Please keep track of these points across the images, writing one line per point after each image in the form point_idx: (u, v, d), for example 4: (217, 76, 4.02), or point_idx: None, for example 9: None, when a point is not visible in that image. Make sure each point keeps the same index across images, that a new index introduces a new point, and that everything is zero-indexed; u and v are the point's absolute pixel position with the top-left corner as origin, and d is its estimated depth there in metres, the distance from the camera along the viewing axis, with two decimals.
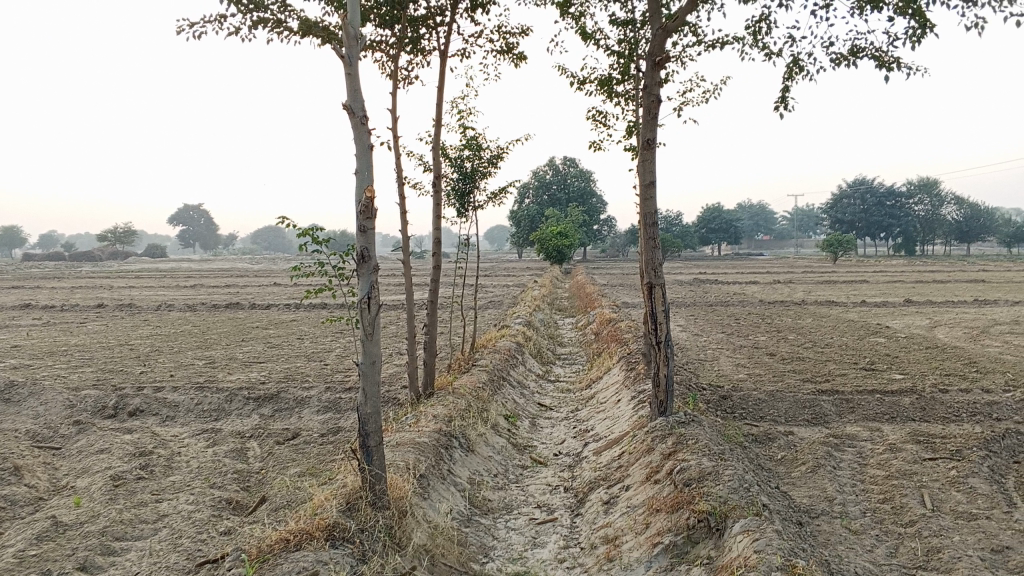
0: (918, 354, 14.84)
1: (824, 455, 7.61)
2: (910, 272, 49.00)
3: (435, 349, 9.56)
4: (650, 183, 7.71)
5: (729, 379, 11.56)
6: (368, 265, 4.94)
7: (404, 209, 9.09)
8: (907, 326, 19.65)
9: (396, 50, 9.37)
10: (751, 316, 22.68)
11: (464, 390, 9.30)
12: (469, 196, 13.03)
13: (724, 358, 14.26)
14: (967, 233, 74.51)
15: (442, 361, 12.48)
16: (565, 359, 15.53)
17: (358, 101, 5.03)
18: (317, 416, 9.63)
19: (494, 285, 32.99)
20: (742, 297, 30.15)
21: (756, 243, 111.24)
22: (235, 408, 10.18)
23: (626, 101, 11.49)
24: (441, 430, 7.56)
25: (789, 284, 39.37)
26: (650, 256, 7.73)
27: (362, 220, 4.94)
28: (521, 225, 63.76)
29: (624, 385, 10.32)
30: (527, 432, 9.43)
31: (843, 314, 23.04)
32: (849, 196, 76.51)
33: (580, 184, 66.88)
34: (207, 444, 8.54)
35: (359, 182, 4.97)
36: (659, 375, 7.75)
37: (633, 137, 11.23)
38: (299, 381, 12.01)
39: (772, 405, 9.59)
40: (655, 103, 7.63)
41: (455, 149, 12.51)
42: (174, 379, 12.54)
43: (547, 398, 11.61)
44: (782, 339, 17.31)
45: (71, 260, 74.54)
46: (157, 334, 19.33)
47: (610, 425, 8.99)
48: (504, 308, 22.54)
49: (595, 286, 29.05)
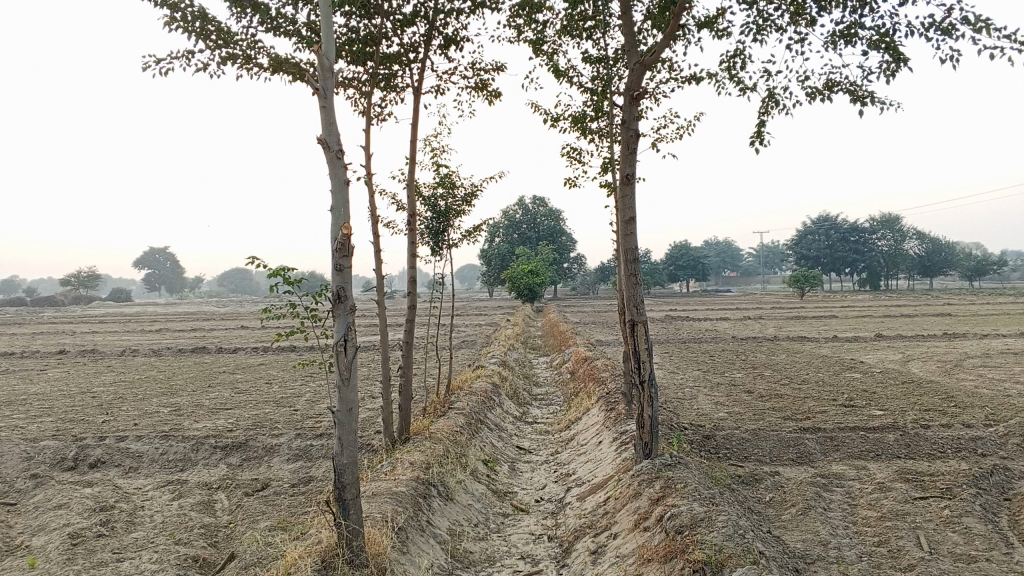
0: (895, 389, 14.80)
1: (813, 495, 7.42)
2: (877, 307, 49.55)
3: (411, 393, 9.27)
4: (631, 218, 7.55)
5: (710, 418, 11.38)
6: (344, 306, 4.69)
7: (378, 248, 8.86)
8: (881, 361, 19.68)
9: (369, 86, 9.22)
10: (725, 353, 22.63)
11: (441, 434, 9.02)
12: (443, 234, 12.83)
13: (702, 396, 14.10)
14: (930, 268, 75.67)
15: (417, 404, 12.18)
16: (541, 399, 15.28)
17: (333, 134, 4.81)
18: (288, 465, 9.28)
19: (466, 325, 32.71)
20: (715, 334, 30.15)
21: (724, 280, 112.18)
22: (202, 457, 9.79)
23: (601, 138, 11.42)
24: (419, 478, 7.26)
25: (759, 320, 39.49)
26: (632, 293, 7.55)
27: (338, 258, 4.69)
28: (492, 265, 63.64)
29: (604, 426, 10.09)
30: (507, 477, 9.15)
31: (816, 349, 23.07)
32: (814, 233, 77.53)
33: (550, 224, 67.05)
34: (172, 496, 8.17)
35: (335, 218, 4.73)
36: (643, 415, 7.54)
37: (609, 173, 11.14)
38: (269, 427, 11.64)
39: (756, 444, 9.41)
40: (635, 137, 7.52)
41: (428, 187, 12.34)
42: (137, 428, 12.09)
43: (526, 441, 11.34)
44: (758, 375, 17.21)
45: (33, 305, 73.09)
46: (121, 380, 18.77)
47: (592, 468, 8.74)
48: (478, 348, 22.26)
49: (568, 325, 28.90)
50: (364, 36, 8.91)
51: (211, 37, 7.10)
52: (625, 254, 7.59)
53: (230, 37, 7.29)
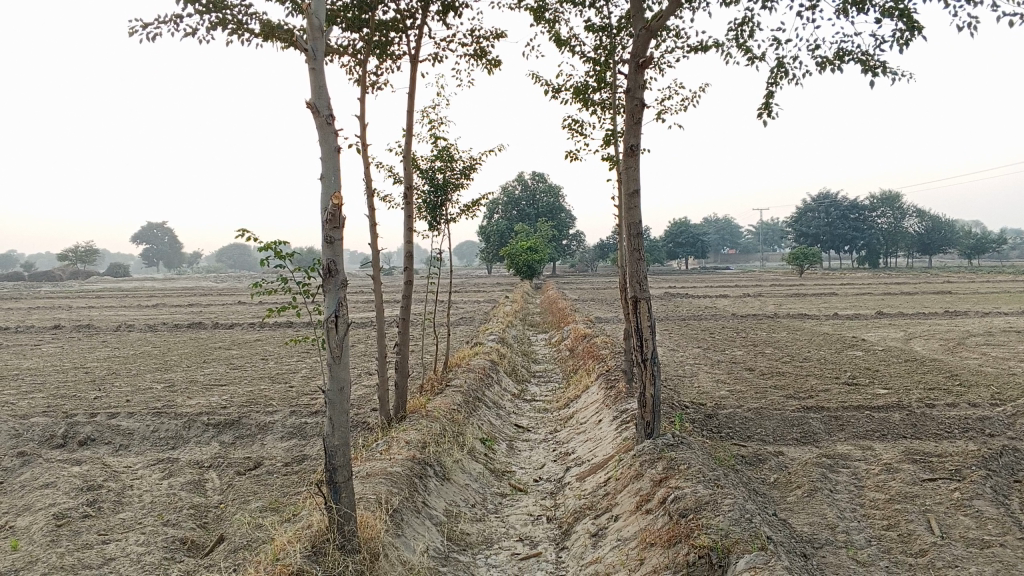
0: (898, 367, 14.61)
1: (819, 476, 7.24)
2: (877, 284, 49.36)
3: (407, 370, 9.07)
4: (635, 191, 7.31)
5: (712, 397, 11.19)
6: (335, 280, 4.45)
7: (373, 221, 8.61)
8: (883, 338, 19.49)
9: (364, 55, 8.93)
10: (726, 330, 22.45)
11: (438, 412, 8.82)
12: (441, 209, 12.58)
13: (703, 374, 13.91)
14: (929, 246, 75.43)
15: (414, 382, 11.99)
16: (540, 376, 15.10)
17: (323, 98, 4.56)
18: (281, 443, 9.08)
19: (465, 301, 32.47)
20: (714, 311, 29.93)
21: (723, 257, 111.95)
22: (193, 435, 9.59)
23: (603, 110, 11.14)
24: (415, 458, 7.06)
25: (759, 297, 39.33)
26: (635, 268, 7.32)
27: (328, 229, 4.45)
28: (490, 241, 63.32)
29: (605, 404, 9.90)
30: (505, 456, 8.97)
31: (817, 326, 22.88)
32: (814, 210, 77.15)
33: (550, 200, 66.61)
34: (163, 475, 7.98)
35: (325, 188, 4.49)
36: (646, 394, 7.34)
37: (611, 146, 10.86)
38: (263, 404, 11.45)
39: (759, 423, 9.22)
40: (639, 107, 7.26)
41: (426, 160, 12.07)
42: (130, 405, 11.88)
43: (524, 419, 11.15)
44: (758, 353, 17.02)
45: (30, 280, 72.80)
46: (115, 356, 18.56)
47: (592, 448, 8.55)
48: (476, 324, 22.06)
49: (567, 301, 28.68)
50: (360, 3, 8.62)
51: (200, 1, 6.81)
52: (629, 228, 7.35)
53: (221, 2, 7.00)
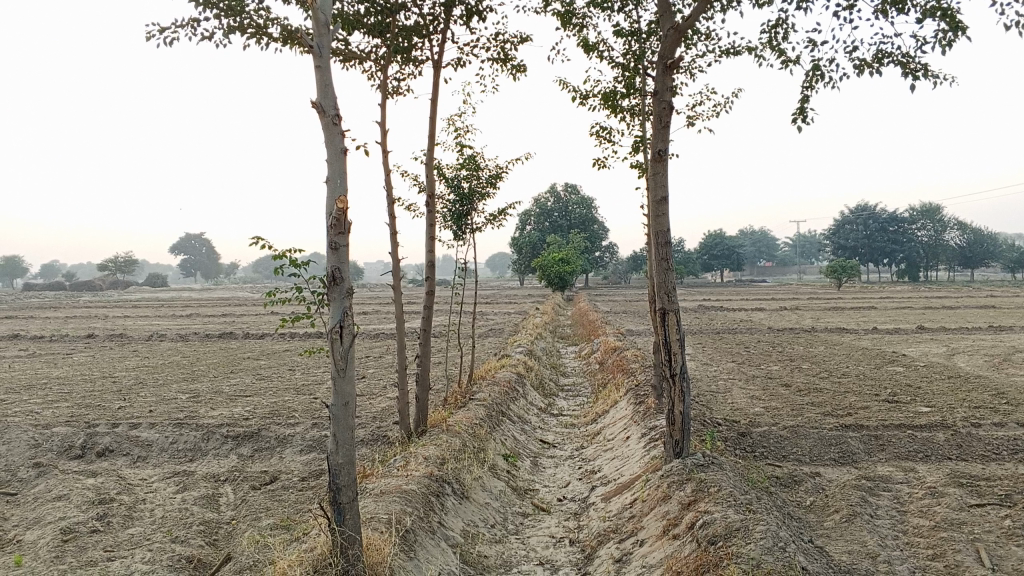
0: (941, 384, 14.06)
1: (859, 499, 6.84)
2: (918, 298, 48.23)
3: (429, 383, 8.82)
4: (663, 198, 7.01)
5: (745, 414, 10.79)
6: (340, 288, 4.22)
7: (394, 230, 8.39)
8: (924, 354, 18.86)
9: (387, 59, 8.74)
10: (761, 344, 21.92)
11: (460, 427, 8.55)
12: (466, 218, 12.35)
13: (737, 389, 13.49)
14: (971, 259, 73.77)
15: (438, 394, 11.74)
16: (568, 390, 14.77)
17: (329, 98, 4.34)
18: (299, 457, 8.87)
19: (495, 313, 32.24)
20: (750, 325, 29.36)
21: (758, 270, 110.61)
22: (212, 447, 9.42)
23: (632, 116, 10.85)
24: (433, 475, 6.79)
25: (795, 310, 38.49)
26: (663, 279, 7.00)
27: (333, 235, 4.22)
28: (522, 253, 63.02)
29: (633, 421, 9.56)
30: (528, 473, 8.67)
31: (856, 341, 22.25)
32: (851, 222, 75.85)
33: (583, 212, 66.22)
34: (177, 488, 7.80)
35: (331, 191, 4.27)
36: (674, 411, 7.01)
37: (640, 153, 10.56)
38: (285, 416, 11.27)
39: (795, 442, 8.82)
40: (667, 110, 6.97)
41: (451, 169, 11.86)
42: (153, 415, 11.77)
43: (550, 434, 10.85)
44: (794, 368, 16.53)
45: (70, 290, 73.93)
46: (143, 366, 18.54)
47: (618, 466, 8.22)
48: (505, 336, 21.78)
49: (598, 314, 28.27)
50: (383, 7, 8.43)
51: (218, 4, 6.65)
52: (656, 236, 7.04)
53: (239, 5, 6.84)
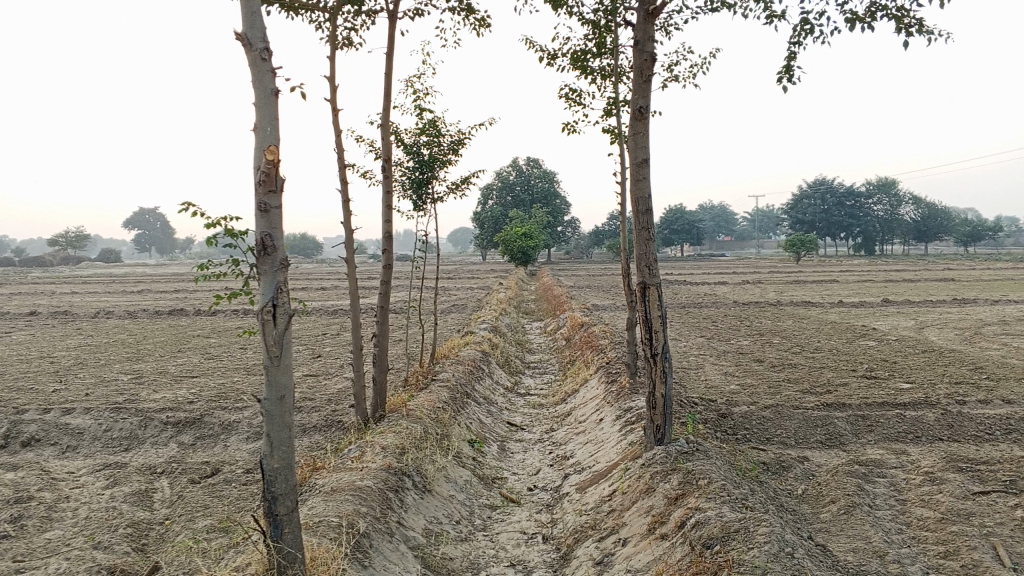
0: (917, 359, 13.67)
1: (855, 487, 6.31)
2: (877, 272, 48.39)
3: (386, 363, 8.11)
4: (643, 160, 6.35)
5: (721, 392, 10.28)
6: (273, 258, 3.53)
7: (345, 197, 7.62)
8: (894, 328, 18.57)
9: (338, 9, 7.93)
10: (729, 318, 21.44)
11: (421, 412, 7.88)
12: (427, 186, 11.60)
13: (709, 366, 12.97)
14: (926, 233, 74.64)
15: (397, 374, 11.05)
16: (535, 368, 14.16)
17: (256, 27, 3.60)
18: (246, 445, 8.14)
19: (458, 288, 31.52)
20: (715, 298, 28.98)
21: (718, 245, 111.22)
22: (149, 435, 8.63)
23: (604, 79, 10.16)
24: (391, 467, 6.12)
25: (758, 284, 38.29)
26: (644, 249, 6.37)
27: (262, 194, 3.51)
28: (485, 228, 62.21)
29: (606, 402, 8.96)
30: (495, 460, 8.04)
31: (823, 315, 21.89)
32: (810, 197, 76.17)
33: (546, 186, 65.53)
34: (107, 483, 7.04)
35: (258, 140, 3.54)
36: (654, 394, 6.41)
37: (613, 117, 9.88)
38: (233, 399, 10.49)
39: (778, 423, 8.29)
40: (649, 62, 6.27)
41: (410, 134, 11.09)
42: (89, 399, 10.91)
43: (517, 415, 10.23)
44: (766, 343, 16.10)
45: (19, 266, 71.28)
46: (86, 345, 17.52)
47: (593, 452, 7.61)
48: (468, 312, 21.08)
49: (562, 289, 27.65)
50: None
51: None
52: (636, 203, 6.39)
53: None
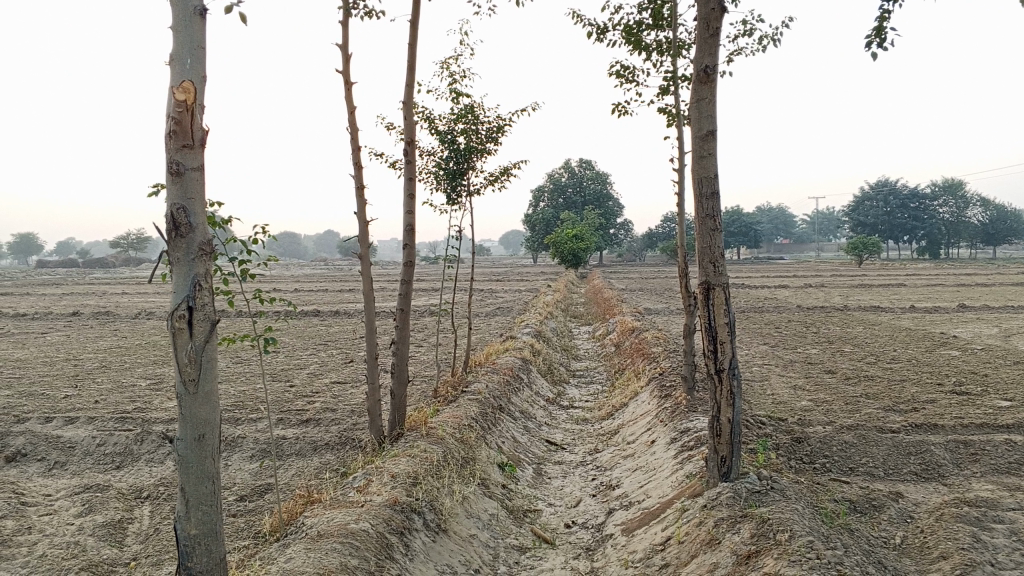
0: (1011, 371, 12.16)
1: (971, 539, 5.05)
2: (942, 276, 45.79)
3: (406, 375, 7.08)
4: (710, 132, 5.22)
5: (791, 410, 9.06)
6: (188, 240, 2.70)
7: (359, 183, 6.60)
8: (976, 336, 16.96)
9: None
10: (792, 324, 20.03)
11: (445, 431, 6.84)
12: (462, 177, 10.57)
13: (775, 378, 11.69)
14: (993, 236, 71.25)
15: (428, 385, 10.06)
16: (581, 376, 13.07)
17: None
18: (248, 465, 7.21)
19: (506, 290, 30.53)
20: (776, 303, 27.45)
21: (776, 248, 108.67)
22: (146, 451, 7.75)
23: (658, 55, 9.00)
24: (396, 503, 5.09)
25: (819, 288, 36.39)
26: (709, 242, 5.24)
27: (173, 153, 2.65)
28: (536, 229, 61.10)
29: (660, 420, 7.83)
30: (529, 488, 6.97)
31: (894, 321, 20.26)
32: (871, 198, 73.31)
33: (597, 187, 64.21)
34: (82, 510, 6.13)
35: (172, 73, 2.68)
36: (720, 419, 5.29)
37: (668, 97, 8.72)
38: (247, 409, 9.60)
39: (863, 449, 7.04)
40: (717, 12, 5.15)
41: (444, 119, 10.09)
42: (97, 407, 10.13)
43: (558, 432, 9.13)
44: (836, 352, 14.71)
45: (79, 267, 72.64)
46: (115, 347, 16.90)
47: (643, 483, 6.48)
48: (513, 316, 20.07)
49: (613, 291, 26.40)
50: None
51: None
52: (699, 186, 5.28)
53: None
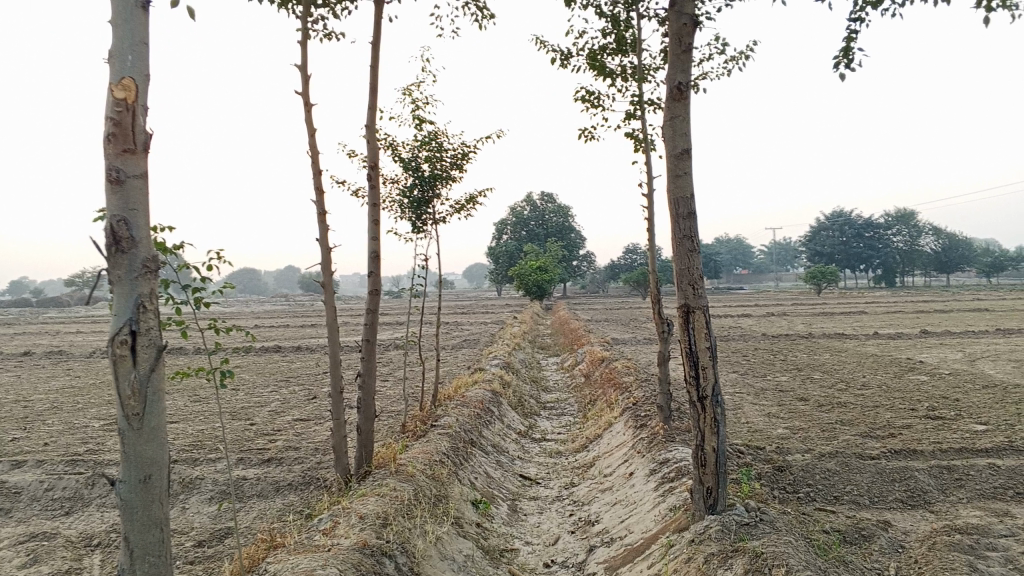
0: (980, 395, 12.14)
1: (968, 568, 4.85)
2: (900, 303, 46.45)
3: (372, 409, 6.76)
4: (685, 150, 5.05)
5: (768, 438, 8.88)
6: (130, 257, 2.58)
7: (321, 209, 6.33)
8: (941, 361, 17.04)
9: None
10: (758, 352, 19.98)
11: (415, 467, 6.53)
12: (427, 205, 10.34)
13: (748, 406, 11.53)
14: (946, 264, 72.69)
15: (395, 420, 9.73)
16: (552, 408, 12.81)
17: None
18: (206, 508, 6.81)
19: (472, 322, 30.21)
20: (740, 331, 27.48)
21: (736, 278, 109.81)
22: (97, 495, 7.30)
23: (624, 80, 8.90)
24: (366, 546, 4.77)
25: (782, 316, 36.61)
26: (688, 264, 5.04)
27: (113, 158, 2.56)
28: (499, 262, 60.98)
29: (636, 451, 7.59)
30: (504, 526, 6.67)
31: (860, 347, 20.33)
32: (828, 229, 74.47)
33: (559, 220, 64.42)
34: (25, 561, 5.69)
35: (112, 70, 2.58)
36: (704, 449, 5.06)
37: (636, 121, 8.61)
38: (206, 449, 9.16)
39: (846, 477, 6.86)
40: (689, 26, 5.01)
41: (407, 146, 9.87)
42: (46, 449, 9.61)
43: (531, 466, 8.84)
44: (805, 378, 14.62)
45: (31, 306, 70.80)
46: (67, 387, 16.24)
47: (624, 517, 6.22)
48: (479, 348, 19.78)
49: (580, 323, 26.24)
50: None
51: None
52: (675, 206, 5.10)
53: None
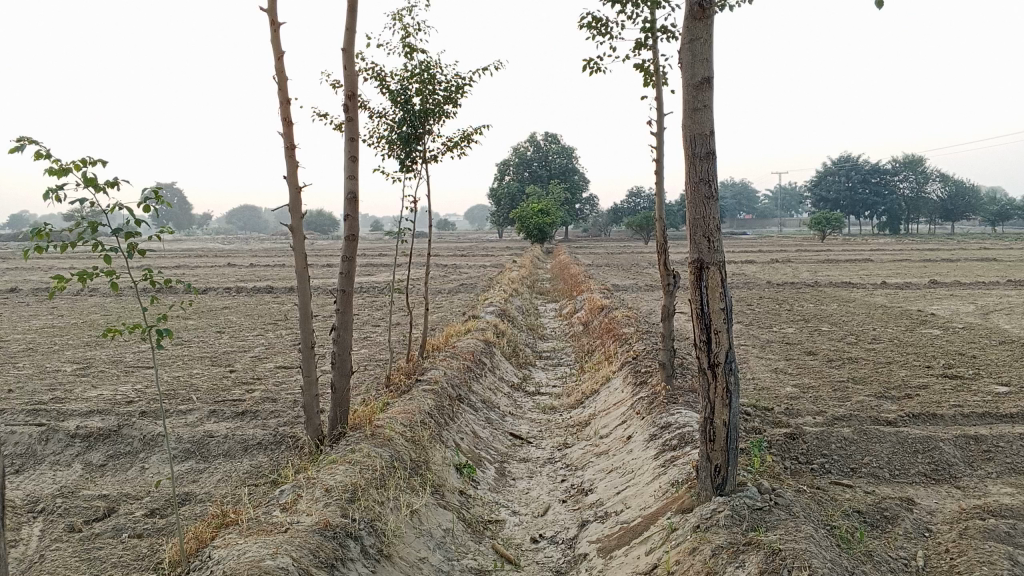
0: (999, 352, 11.54)
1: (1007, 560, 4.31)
2: (905, 251, 45.55)
3: (348, 366, 6.16)
4: (705, 79, 4.35)
5: (777, 398, 8.31)
6: None
7: (288, 142, 5.63)
8: (955, 314, 16.41)
9: None
10: (764, 301, 19.34)
11: (392, 429, 5.96)
12: (418, 142, 9.60)
13: (754, 360, 10.93)
14: (953, 212, 71.66)
15: (380, 372, 9.16)
16: (548, 358, 12.26)
17: None
18: (167, 470, 6.24)
19: (471, 265, 29.56)
20: (744, 279, 26.78)
21: (739, 223, 108.68)
22: (52, 452, 6.72)
23: (635, 5, 8.08)
24: (328, 526, 4.22)
25: (787, 263, 35.89)
26: (703, 213, 4.38)
27: None
28: (501, 204, 60.02)
29: (636, 412, 7.02)
30: (490, 494, 6.12)
31: (869, 298, 19.68)
32: (834, 174, 73.21)
33: (562, 161, 63.29)
34: None
35: None
36: (713, 423, 4.48)
37: (646, 51, 7.82)
38: (176, 400, 8.57)
39: (865, 447, 6.28)
40: None
41: (396, 76, 9.08)
42: (10, 397, 9.02)
43: (523, 423, 8.29)
44: (813, 331, 14.01)
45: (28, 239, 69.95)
46: (47, 327, 15.64)
47: (620, 488, 5.67)
48: (475, 293, 19.15)
49: (580, 267, 25.57)
50: None
51: None
52: (690, 145, 4.42)
53: None
